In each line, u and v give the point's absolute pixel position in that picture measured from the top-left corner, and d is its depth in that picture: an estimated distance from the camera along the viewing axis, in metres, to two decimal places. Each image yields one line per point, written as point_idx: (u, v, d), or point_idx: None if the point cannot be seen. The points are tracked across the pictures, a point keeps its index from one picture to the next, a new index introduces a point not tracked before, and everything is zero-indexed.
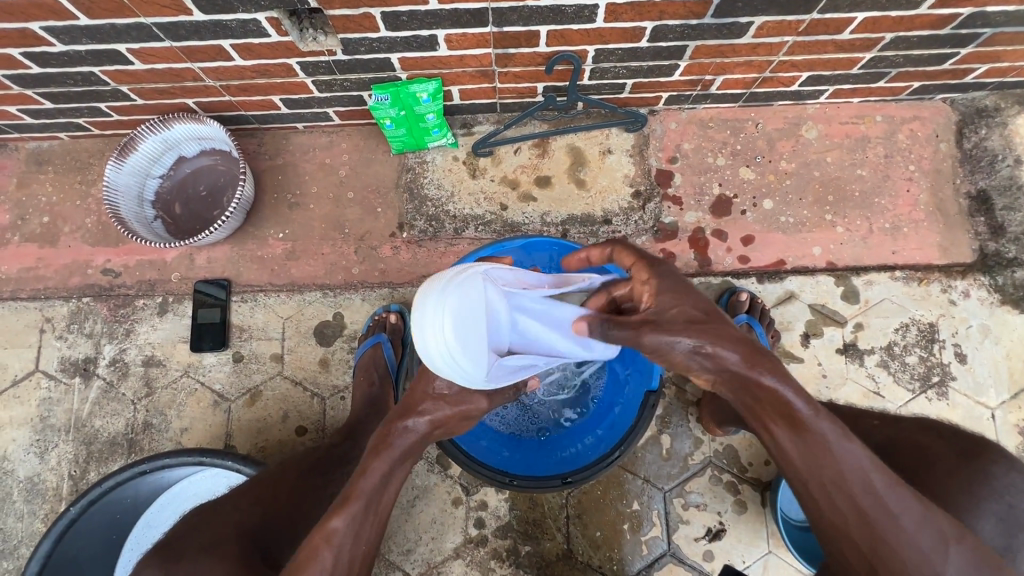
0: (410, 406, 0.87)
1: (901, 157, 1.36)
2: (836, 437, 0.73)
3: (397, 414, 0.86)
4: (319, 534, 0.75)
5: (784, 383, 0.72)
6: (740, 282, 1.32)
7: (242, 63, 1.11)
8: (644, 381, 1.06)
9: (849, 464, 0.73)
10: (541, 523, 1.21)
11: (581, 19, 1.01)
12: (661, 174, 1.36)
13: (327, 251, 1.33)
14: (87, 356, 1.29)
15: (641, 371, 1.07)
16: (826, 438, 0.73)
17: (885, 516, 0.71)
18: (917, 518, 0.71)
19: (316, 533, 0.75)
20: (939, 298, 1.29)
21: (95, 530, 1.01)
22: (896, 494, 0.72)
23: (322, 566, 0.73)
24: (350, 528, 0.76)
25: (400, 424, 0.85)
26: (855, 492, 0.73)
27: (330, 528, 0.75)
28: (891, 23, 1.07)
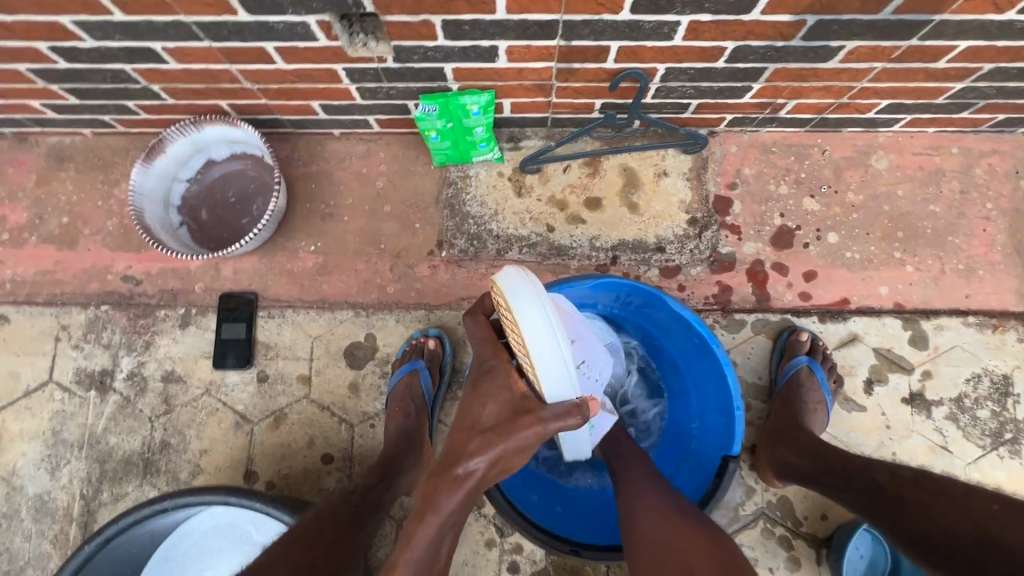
0: (458, 453, 0.73)
1: (978, 194, 1.27)
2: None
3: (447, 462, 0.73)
4: None
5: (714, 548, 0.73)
6: (801, 321, 1.23)
7: (284, 67, 1.02)
8: (717, 446, 0.99)
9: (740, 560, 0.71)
10: (579, 571, 1.13)
11: (659, 36, 0.92)
12: (719, 200, 1.27)
13: (361, 268, 1.25)
14: (104, 368, 1.22)
15: (716, 430, 1.00)
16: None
17: None
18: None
19: None
20: (1015, 348, 1.20)
21: (110, 568, 0.93)
22: None
23: None
24: None
25: (446, 481, 0.72)
26: None
27: None
28: (994, 54, 0.97)
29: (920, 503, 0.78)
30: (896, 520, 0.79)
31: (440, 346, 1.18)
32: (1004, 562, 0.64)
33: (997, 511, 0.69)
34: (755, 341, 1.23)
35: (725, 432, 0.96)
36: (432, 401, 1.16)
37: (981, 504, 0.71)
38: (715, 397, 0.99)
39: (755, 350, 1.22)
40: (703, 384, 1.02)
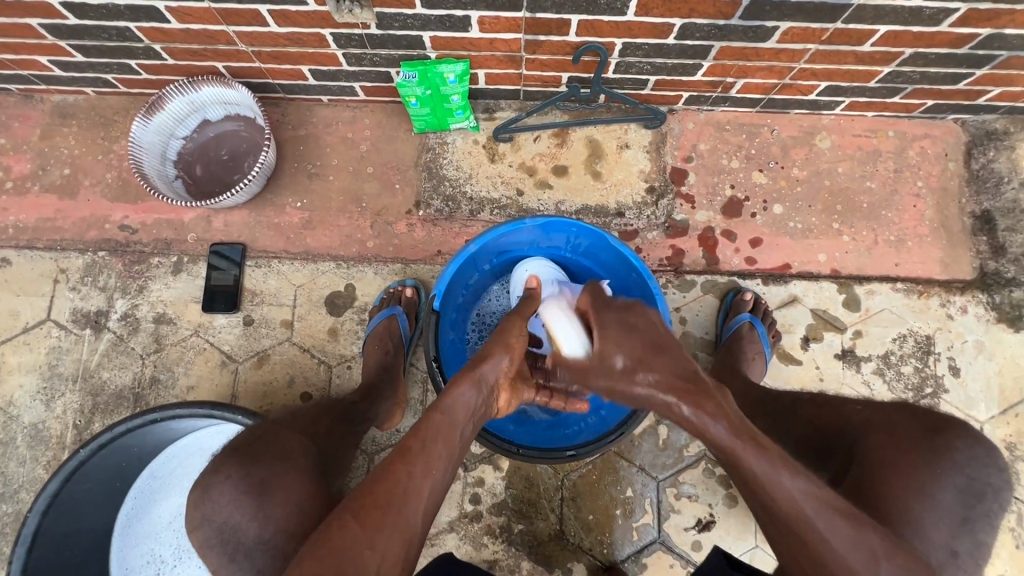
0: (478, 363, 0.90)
1: (910, 173, 1.40)
2: (767, 470, 0.75)
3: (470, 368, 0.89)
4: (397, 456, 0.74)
5: (708, 417, 0.79)
6: (746, 282, 1.34)
7: (277, 30, 1.12)
8: None
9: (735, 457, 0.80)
10: (535, 503, 1.23)
11: (613, 11, 1.03)
12: (676, 172, 1.38)
13: (343, 223, 1.35)
14: (99, 309, 1.31)
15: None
16: (756, 470, 0.76)
17: (816, 537, 0.72)
18: (848, 536, 0.71)
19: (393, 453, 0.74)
20: (938, 311, 1.32)
21: (102, 476, 1.01)
22: (826, 518, 0.72)
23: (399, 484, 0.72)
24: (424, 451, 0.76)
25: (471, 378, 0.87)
26: (789, 517, 0.74)
27: (405, 450, 0.74)
28: (912, 39, 1.09)
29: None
30: None
31: (416, 295, 1.28)
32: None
33: None
34: (704, 301, 1.34)
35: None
36: (407, 343, 1.26)
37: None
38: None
39: (705, 308, 1.33)
40: None
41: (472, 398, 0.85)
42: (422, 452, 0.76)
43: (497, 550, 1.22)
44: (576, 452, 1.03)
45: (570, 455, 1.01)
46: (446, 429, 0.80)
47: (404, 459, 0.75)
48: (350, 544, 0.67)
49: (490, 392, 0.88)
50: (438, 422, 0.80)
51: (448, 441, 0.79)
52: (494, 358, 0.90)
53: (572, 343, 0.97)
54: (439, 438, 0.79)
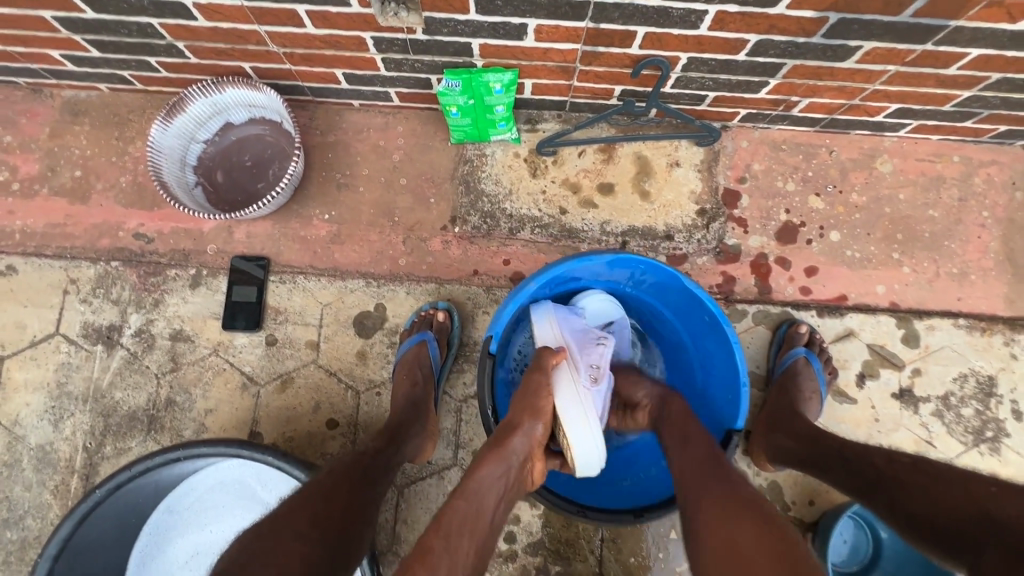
0: (505, 433, 0.84)
1: (976, 202, 1.32)
2: None
3: (498, 439, 0.83)
4: (418, 555, 0.67)
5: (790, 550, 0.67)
6: (800, 314, 1.27)
7: (313, 32, 1.03)
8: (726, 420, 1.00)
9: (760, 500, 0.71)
10: (574, 543, 1.16)
11: (685, 25, 0.95)
12: (728, 193, 1.30)
13: (374, 239, 1.27)
14: (112, 323, 1.22)
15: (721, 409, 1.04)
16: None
17: None
18: None
19: (414, 552, 0.67)
20: (1001, 350, 1.25)
21: (117, 515, 0.94)
22: None
23: None
24: (446, 549, 0.69)
25: (497, 454, 0.81)
26: None
27: (428, 547, 0.68)
28: (1003, 64, 1.01)
29: (923, 489, 0.79)
30: (895, 500, 0.81)
31: (448, 319, 1.21)
32: (1006, 540, 0.66)
33: (995, 493, 0.72)
34: (755, 332, 1.26)
35: (731, 408, 1.00)
36: (438, 372, 1.18)
37: (981, 488, 0.74)
38: (722, 375, 1.03)
39: (755, 340, 1.26)
40: (713, 365, 1.06)
41: (496, 477, 0.79)
42: (446, 548, 0.69)
43: None
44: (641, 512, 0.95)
45: (636, 516, 0.93)
46: (470, 519, 0.74)
47: (423, 563, 0.66)
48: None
49: (520, 465, 0.83)
50: (461, 512, 0.73)
51: (473, 532, 0.73)
52: (523, 428, 0.85)
53: (587, 460, 0.91)
54: (462, 531, 0.72)
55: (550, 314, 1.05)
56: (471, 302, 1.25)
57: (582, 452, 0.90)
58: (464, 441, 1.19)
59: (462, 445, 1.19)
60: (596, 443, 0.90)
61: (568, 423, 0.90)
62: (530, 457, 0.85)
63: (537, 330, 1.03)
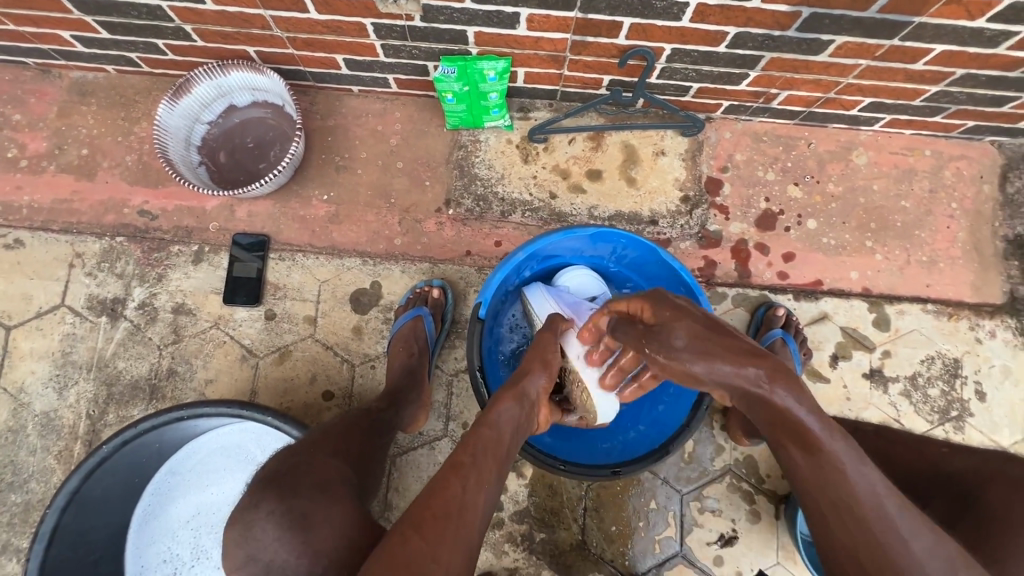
0: (520, 378, 0.91)
1: (945, 194, 1.38)
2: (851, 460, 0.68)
3: (513, 383, 0.90)
4: (451, 466, 0.72)
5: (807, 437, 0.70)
6: (778, 297, 1.33)
7: (316, 17, 1.08)
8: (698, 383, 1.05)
9: (862, 490, 0.66)
10: (558, 512, 1.22)
11: (668, 16, 1.00)
12: (711, 182, 1.36)
13: (371, 219, 1.32)
14: (116, 296, 1.27)
15: None
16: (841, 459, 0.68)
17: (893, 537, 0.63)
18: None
19: (446, 465, 0.72)
20: (967, 334, 1.32)
21: (122, 471, 0.98)
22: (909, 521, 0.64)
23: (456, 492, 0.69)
24: (477, 462, 0.74)
25: (513, 394, 0.87)
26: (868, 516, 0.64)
27: (457, 461, 0.73)
28: (966, 60, 1.07)
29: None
30: None
31: (443, 296, 1.25)
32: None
33: None
34: (735, 314, 1.32)
35: None
36: (433, 347, 1.23)
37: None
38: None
39: (734, 321, 1.32)
40: None
41: (512, 411, 0.84)
42: (476, 462, 0.74)
43: (518, 558, 1.20)
44: (617, 469, 1.01)
45: (611, 472, 0.99)
46: (494, 442, 0.78)
47: (456, 472, 0.72)
48: (414, 556, 0.63)
49: (532, 406, 0.89)
50: (485, 435, 0.78)
51: (496, 454, 0.77)
52: (533, 372, 0.91)
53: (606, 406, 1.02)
54: (488, 451, 0.77)
55: (542, 290, 1.12)
56: (464, 281, 1.31)
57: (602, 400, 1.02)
58: (455, 413, 1.24)
59: (452, 417, 1.24)
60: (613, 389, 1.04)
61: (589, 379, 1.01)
62: (539, 402, 0.91)
63: (532, 303, 1.10)
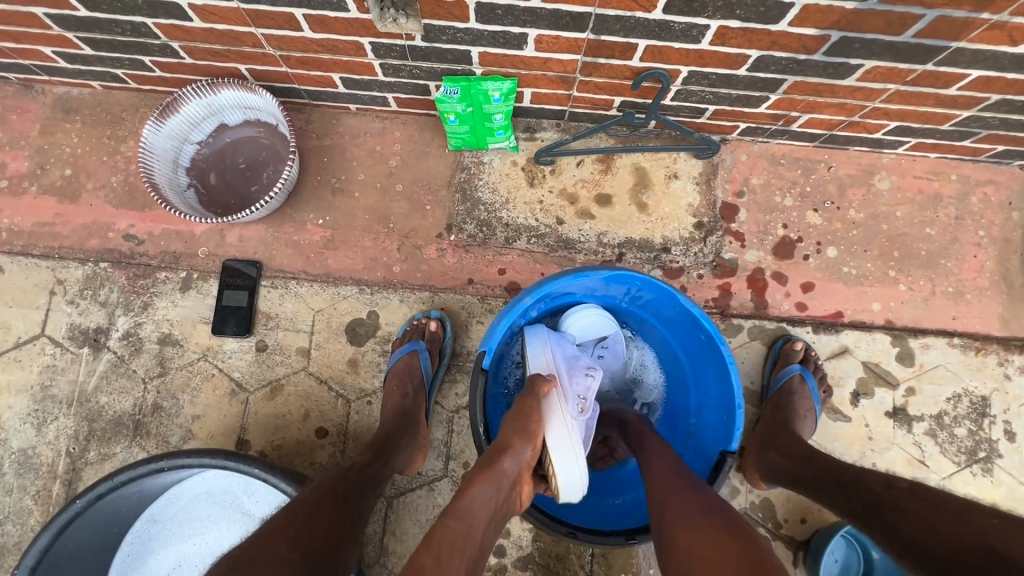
0: (497, 451, 0.78)
1: (972, 221, 1.32)
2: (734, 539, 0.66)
3: (491, 457, 0.78)
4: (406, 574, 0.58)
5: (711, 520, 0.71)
6: (796, 330, 1.26)
7: (310, 36, 1.02)
8: (721, 440, 0.99)
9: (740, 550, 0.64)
10: (564, 559, 1.15)
11: (687, 38, 0.94)
12: (726, 207, 1.30)
13: (368, 245, 1.25)
14: (100, 326, 1.20)
15: (716, 428, 1.02)
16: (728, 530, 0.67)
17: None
18: None
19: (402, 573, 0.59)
20: (995, 371, 1.25)
21: (99, 524, 0.92)
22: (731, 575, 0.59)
23: None
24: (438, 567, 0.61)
25: (490, 472, 0.75)
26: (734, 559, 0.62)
27: (417, 565, 0.60)
28: (1003, 85, 1.01)
29: (918, 513, 0.77)
30: (892, 526, 0.79)
31: (442, 329, 1.19)
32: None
33: (997, 525, 0.69)
34: (750, 347, 1.26)
35: (726, 428, 0.98)
36: (429, 383, 1.16)
37: (982, 519, 0.70)
38: (716, 395, 1.03)
39: (750, 355, 1.25)
40: (708, 384, 1.05)
41: (488, 497, 0.72)
42: (437, 567, 0.61)
43: None
44: (632, 534, 0.93)
45: (626, 539, 0.91)
46: (462, 538, 0.66)
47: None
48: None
49: (511, 488, 0.76)
50: (451, 530, 0.66)
51: (463, 553, 0.65)
52: (512, 446, 0.80)
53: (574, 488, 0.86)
54: (454, 550, 0.64)
55: (541, 338, 1.05)
56: (465, 311, 1.24)
57: (566, 477, 0.85)
58: (455, 452, 1.18)
59: (453, 456, 1.17)
60: (583, 467, 0.86)
61: (555, 448, 0.86)
62: (519, 479, 0.79)
63: (527, 353, 1.03)
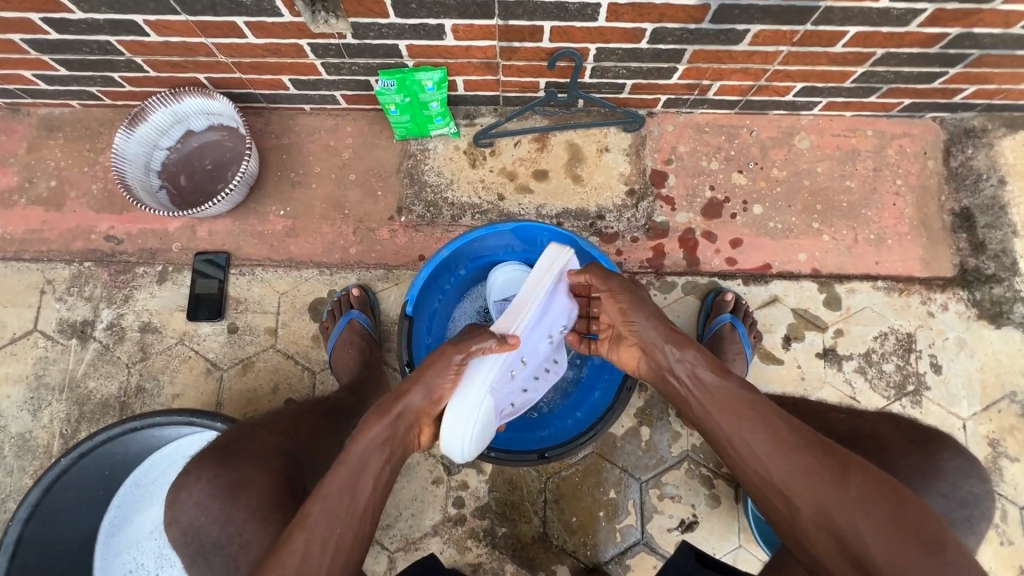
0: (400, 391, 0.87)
1: (890, 172, 1.40)
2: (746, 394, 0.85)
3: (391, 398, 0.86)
4: (298, 522, 0.76)
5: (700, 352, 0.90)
6: (727, 283, 1.35)
7: (254, 41, 1.14)
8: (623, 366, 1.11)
9: (761, 415, 0.82)
10: (519, 506, 1.24)
11: (584, 17, 1.05)
12: (656, 174, 1.39)
13: (326, 231, 1.36)
14: (85, 318, 1.32)
15: None
16: (738, 395, 0.85)
17: (794, 454, 0.78)
18: (820, 455, 0.77)
19: (294, 519, 0.77)
20: (918, 309, 1.33)
21: (85, 485, 1.04)
22: (800, 437, 0.80)
23: (294, 549, 0.74)
24: (325, 511, 0.77)
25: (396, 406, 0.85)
26: (770, 438, 0.80)
27: (307, 513, 0.76)
28: (882, 39, 1.10)
29: None
30: None
31: (365, 294, 1.31)
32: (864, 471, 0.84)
33: None
34: (685, 302, 1.35)
35: None
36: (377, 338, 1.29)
37: None
38: None
39: (686, 309, 1.34)
40: None
41: (381, 438, 0.83)
42: (325, 508, 0.77)
43: (481, 553, 1.22)
44: (545, 454, 1.07)
45: (539, 457, 1.05)
46: (350, 482, 0.79)
47: (301, 525, 0.76)
48: None
49: (408, 425, 0.86)
50: (341, 475, 0.79)
51: (352, 502, 0.79)
52: (408, 397, 0.86)
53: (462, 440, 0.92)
54: (341, 496, 0.78)
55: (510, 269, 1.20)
56: None
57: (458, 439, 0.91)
58: None
59: None
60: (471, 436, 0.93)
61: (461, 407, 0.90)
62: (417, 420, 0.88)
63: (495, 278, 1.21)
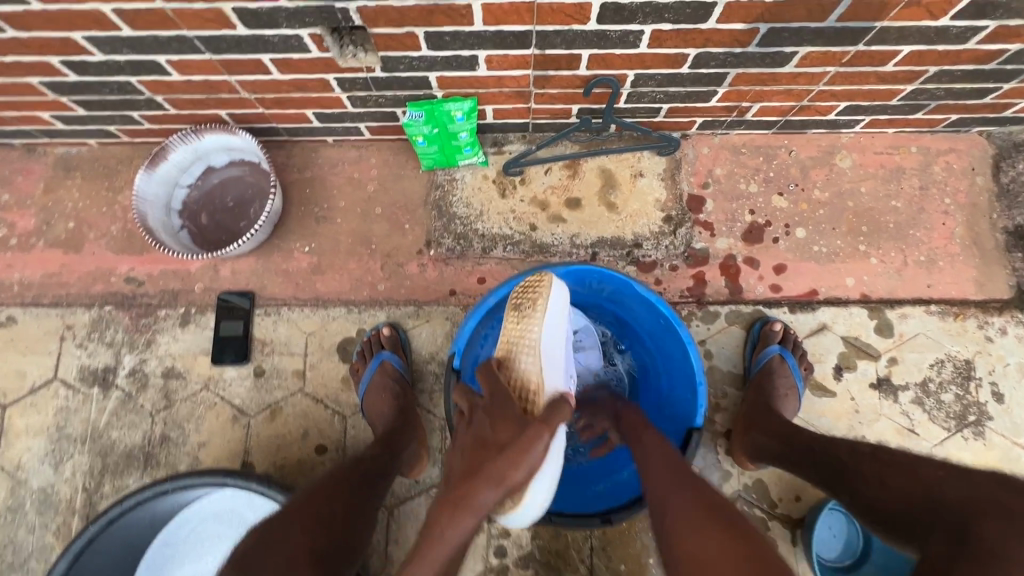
0: (499, 474, 0.72)
1: (937, 190, 1.34)
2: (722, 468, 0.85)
3: (478, 477, 0.72)
4: None
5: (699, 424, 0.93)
6: (773, 311, 1.29)
7: (279, 78, 1.10)
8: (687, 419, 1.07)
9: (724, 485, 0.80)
10: (564, 554, 1.18)
11: (625, 44, 1.00)
12: (693, 199, 1.34)
13: (353, 267, 1.32)
14: (107, 365, 1.27)
15: (685, 410, 1.12)
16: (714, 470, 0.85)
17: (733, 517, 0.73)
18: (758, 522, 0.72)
19: None
20: (976, 334, 1.27)
21: (114, 549, 0.99)
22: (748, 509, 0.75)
23: None
24: None
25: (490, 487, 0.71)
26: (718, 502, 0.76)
27: None
28: (936, 57, 1.05)
29: None
30: (854, 490, 0.87)
31: (396, 332, 1.26)
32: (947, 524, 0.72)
33: (944, 476, 0.77)
34: (729, 332, 1.29)
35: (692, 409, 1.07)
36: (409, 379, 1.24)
37: (931, 472, 0.79)
38: (684, 379, 1.11)
39: (730, 340, 1.29)
40: (674, 369, 1.15)
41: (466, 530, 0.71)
42: None
43: None
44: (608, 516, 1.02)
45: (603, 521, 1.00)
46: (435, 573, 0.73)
47: None
48: None
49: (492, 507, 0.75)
50: None
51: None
52: (512, 475, 0.72)
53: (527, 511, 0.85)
54: None
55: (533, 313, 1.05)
56: (450, 321, 1.29)
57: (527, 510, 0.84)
58: None
59: None
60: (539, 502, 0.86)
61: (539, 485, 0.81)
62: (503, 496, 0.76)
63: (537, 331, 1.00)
